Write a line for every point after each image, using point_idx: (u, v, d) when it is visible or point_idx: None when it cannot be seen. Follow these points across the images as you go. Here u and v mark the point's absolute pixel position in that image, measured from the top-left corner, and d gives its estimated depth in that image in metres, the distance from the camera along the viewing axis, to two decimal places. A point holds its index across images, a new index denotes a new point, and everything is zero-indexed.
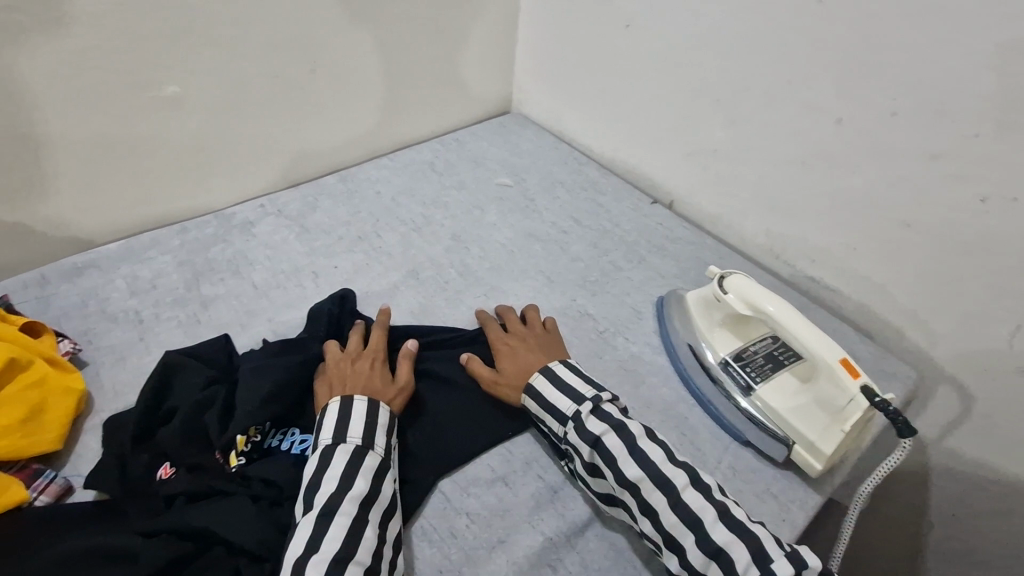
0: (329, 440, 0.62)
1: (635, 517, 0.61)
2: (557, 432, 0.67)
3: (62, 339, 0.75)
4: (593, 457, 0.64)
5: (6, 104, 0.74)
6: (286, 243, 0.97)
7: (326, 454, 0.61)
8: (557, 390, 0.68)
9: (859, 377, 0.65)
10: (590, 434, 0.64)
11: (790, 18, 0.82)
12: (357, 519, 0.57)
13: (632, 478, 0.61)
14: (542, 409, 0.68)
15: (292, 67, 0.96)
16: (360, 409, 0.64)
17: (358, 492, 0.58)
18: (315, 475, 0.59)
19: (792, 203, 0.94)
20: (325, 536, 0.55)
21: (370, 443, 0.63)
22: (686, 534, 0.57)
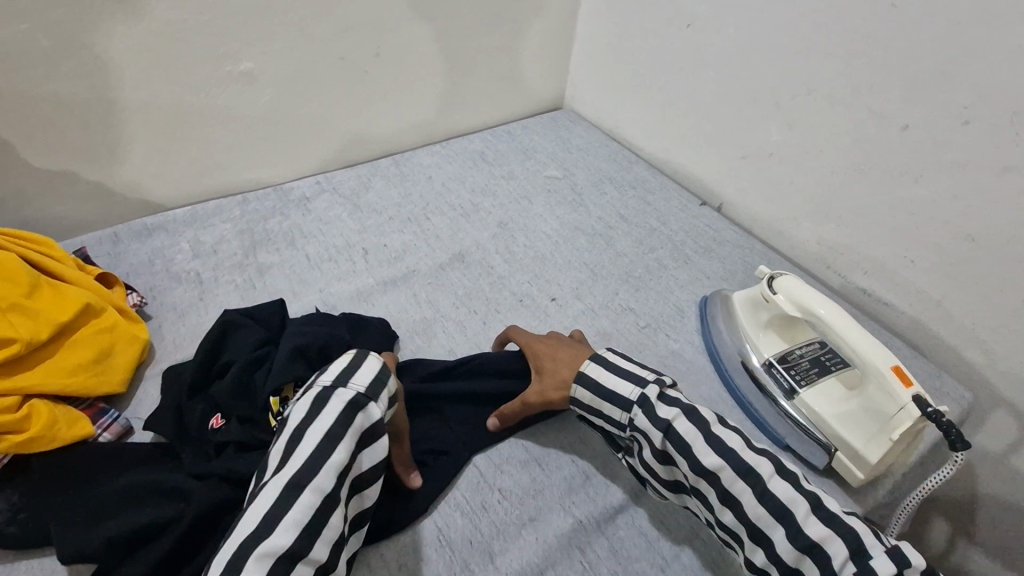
0: (328, 383, 0.56)
1: (715, 508, 0.58)
2: (620, 421, 0.65)
3: (132, 292, 0.80)
4: (665, 445, 0.61)
5: (97, 70, 0.79)
6: (339, 219, 1.00)
7: (319, 399, 0.55)
8: (617, 377, 0.66)
9: (912, 386, 0.62)
10: (662, 420, 0.61)
11: (860, 21, 0.80)
12: (329, 498, 0.51)
13: (712, 467, 0.57)
14: (598, 398, 0.66)
15: (358, 51, 1.00)
16: (370, 364, 0.58)
17: (335, 463, 0.52)
18: (300, 426, 0.54)
19: (850, 211, 0.91)
20: (288, 517, 0.49)
21: (375, 395, 0.56)
22: (776, 530, 0.54)
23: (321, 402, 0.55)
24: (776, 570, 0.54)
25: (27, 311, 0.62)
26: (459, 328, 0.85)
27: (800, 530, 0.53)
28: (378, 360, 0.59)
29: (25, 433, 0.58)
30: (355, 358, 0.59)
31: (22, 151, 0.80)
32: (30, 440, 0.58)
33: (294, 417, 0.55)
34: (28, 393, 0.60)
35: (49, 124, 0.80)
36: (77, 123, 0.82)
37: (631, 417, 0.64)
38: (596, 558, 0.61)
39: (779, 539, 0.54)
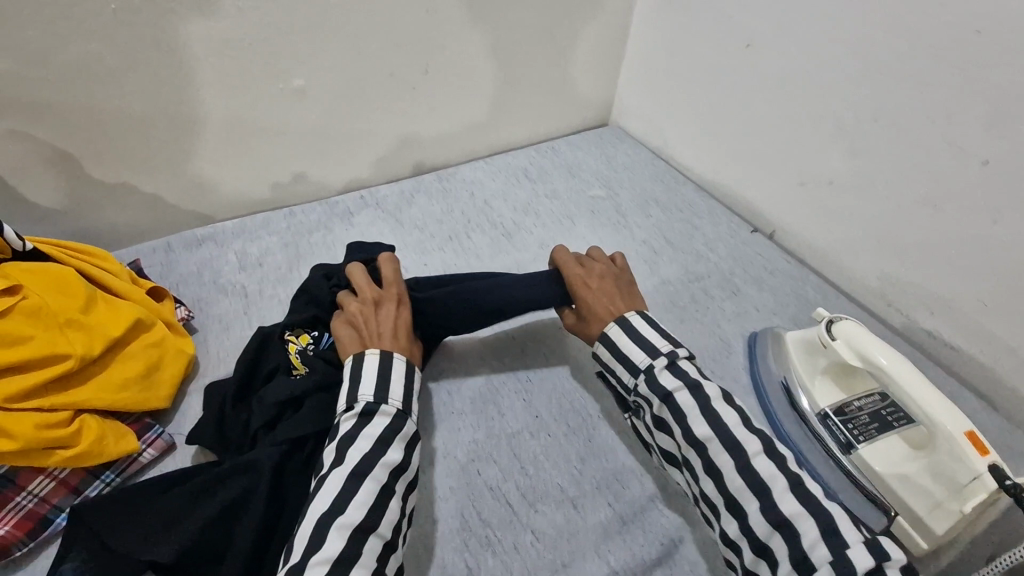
0: (371, 399, 0.61)
1: (699, 479, 0.58)
2: (627, 384, 0.66)
3: (180, 306, 0.81)
4: (662, 412, 0.61)
5: (158, 88, 0.81)
6: (382, 235, 1.00)
7: (365, 412, 0.60)
8: (632, 342, 0.65)
9: (989, 455, 0.57)
10: (662, 389, 0.61)
11: (943, 47, 0.75)
12: (386, 488, 0.56)
13: (700, 438, 0.58)
14: (614, 358, 0.66)
15: (408, 67, 0.99)
16: (399, 373, 0.63)
17: (392, 460, 0.57)
18: (351, 433, 0.59)
19: (917, 247, 0.85)
20: (354, 500, 0.54)
21: (409, 412, 0.62)
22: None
23: (366, 416, 0.60)
24: (745, 543, 0.54)
25: (82, 326, 0.63)
26: None
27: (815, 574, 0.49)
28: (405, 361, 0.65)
29: (74, 447, 0.59)
30: (384, 360, 0.63)
31: (83, 164, 0.83)
32: (79, 454, 0.59)
33: (344, 427, 0.59)
34: (78, 407, 0.61)
35: (110, 138, 0.82)
36: (136, 137, 0.84)
37: (635, 383, 0.64)
38: None
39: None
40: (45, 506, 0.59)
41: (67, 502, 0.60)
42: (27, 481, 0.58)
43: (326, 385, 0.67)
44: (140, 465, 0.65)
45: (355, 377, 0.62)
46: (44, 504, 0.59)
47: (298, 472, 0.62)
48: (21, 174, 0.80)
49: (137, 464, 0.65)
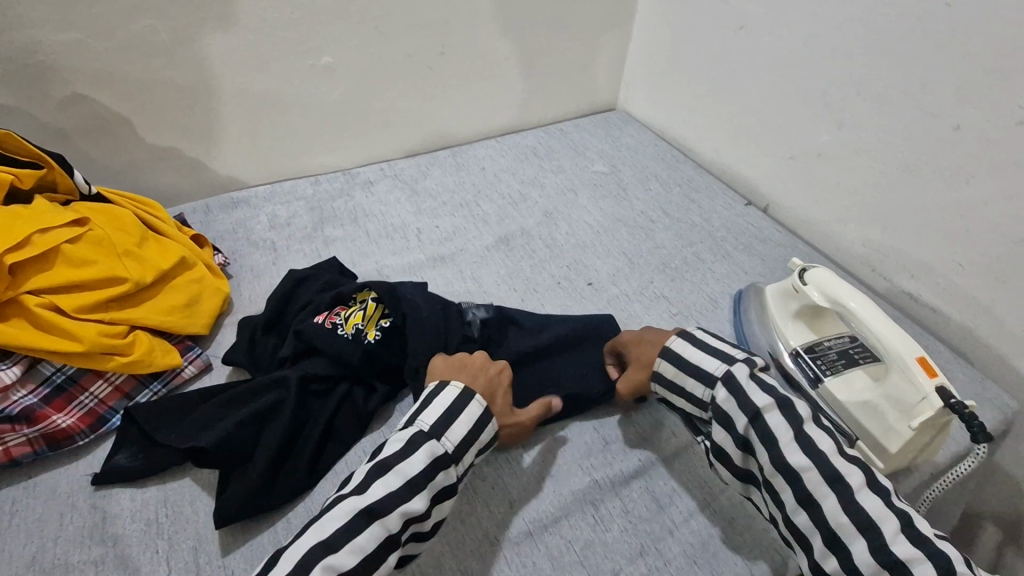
0: (426, 429, 0.60)
1: (789, 507, 0.57)
2: (702, 398, 0.65)
3: (217, 253, 0.91)
4: (748, 433, 0.60)
5: (204, 62, 0.92)
6: (398, 202, 1.09)
7: (412, 442, 0.59)
8: (705, 355, 0.66)
9: (937, 376, 0.62)
10: (750, 406, 0.60)
11: (913, 20, 0.81)
12: (392, 538, 0.54)
13: (797, 467, 0.56)
14: (682, 370, 0.67)
15: (425, 48, 1.09)
16: (467, 415, 0.62)
17: (412, 509, 0.55)
18: (390, 459, 0.58)
19: (900, 213, 0.90)
20: (353, 540, 0.52)
21: (458, 458, 0.60)
22: (827, 496, 0.55)
23: (414, 445, 0.59)
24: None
25: (138, 257, 0.73)
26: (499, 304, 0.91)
27: (852, 499, 0.54)
28: (479, 408, 0.63)
29: (128, 355, 0.69)
30: (457, 402, 0.62)
31: (137, 128, 0.94)
32: (132, 362, 0.69)
33: (390, 449, 0.59)
34: (132, 323, 0.71)
35: (161, 106, 0.93)
36: (182, 105, 0.95)
37: (714, 395, 0.64)
38: (609, 515, 0.65)
39: (829, 506, 0.54)
40: (103, 406, 0.68)
41: (121, 404, 0.70)
42: (89, 383, 0.68)
43: (341, 358, 0.71)
44: (183, 379, 0.74)
45: (427, 405, 0.62)
46: (103, 404, 0.68)
47: (320, 392, 0.71)
48: (84, 134, 0.91)
49: (180, 378, 0.74)
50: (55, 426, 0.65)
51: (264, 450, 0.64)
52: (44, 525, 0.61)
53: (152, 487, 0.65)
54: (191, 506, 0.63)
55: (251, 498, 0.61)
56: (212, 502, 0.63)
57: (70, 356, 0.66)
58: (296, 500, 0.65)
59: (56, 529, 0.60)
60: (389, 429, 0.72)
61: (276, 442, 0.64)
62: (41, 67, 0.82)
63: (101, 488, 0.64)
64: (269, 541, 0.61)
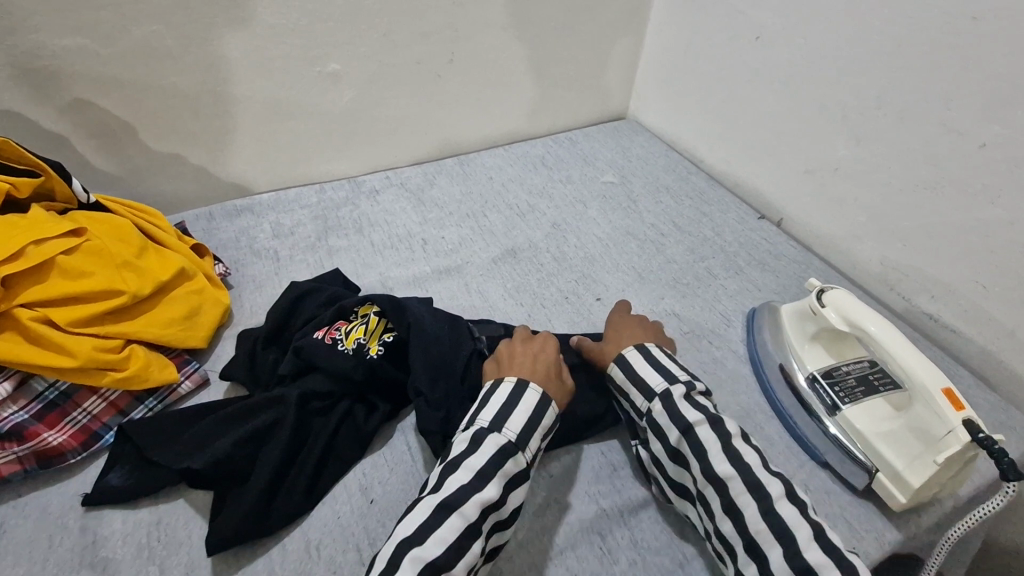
0: (486, 425, 0.61)
1: (715, 516, 0.57)
2: (639, 407, 0.66)
3: (218, 263, 0.89)
4: (680, 444, 0.61)
5: (209, 68, 0.90)
6: (403, 211, 1.07)
7: (475, 439, 0.60)
8: (650, 367, 0.67)
9: (964, 409, 0.59)
10: (683, 420, 0.61)
11: (936, 34, 0.78)
12: (472, 527, 0.53)
13: (722, 475, 0.57)
14: (628, 380, 0.68)
15: (433, 56, 1.07)
16: (524, 404, 0.62)
17: (487, 497, 0.55)
18: (457, 458, 0.59)
19: (920, 231, 0.87)
20: (435, 531, 0.52)
21: (523, 445, 0.60)
22: (749, 504, 0.55)
23: (476, 442, 0.59)
24: None
25: (136, 268, 0.71)
26: (506, 319, 0.89)
27: (772, 508, 0.55)
28: (537, 393, 0.63)
29: (124, 370, 0.67)
30: (514, 391, 0.63)
31: (141, 134, 0.92)
32: (127, 377, 0.67)
33: (456, 449, 0.60)
34: (128, 337, 0.69)
35: (165, 112, 0.92)
36: (187, 112, 0.93)
37: (649, 406, 0.65)
38: (616, 546, 0.63)
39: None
40: (96, 423, 0.66)
41: (115, 421, 0.68)
42: (83, 399, 0.66)
43: (338, 374, 0.68)
44: (179, 395, 0.72)
45: (483, 403, 0.63)
46: (96, 421, 0.66)
47: (320, 411, 0.68)
48: (87, 140, 0.89)
49: (176, 394, 0.72)
50: (46, 443, 0.63)
51: (260, 471, 0.62)
52: (33, 546, 0.59)
53: (144, 509, 0.62)
54: (183, 530, 0.61)
55: (247, 523, 0.59)
56: (206, 525, 0.61)
57: (63, 371, 0.64)
58: (293, 524, 0.62)
59: (45, 551, 0.58)
60: (390, 451, 0.70)
61: (273, 464, 0.62)
62: (44, 73, 0.81)
63: (92, 509, 0.62)
64: (263, 568, 0.59)
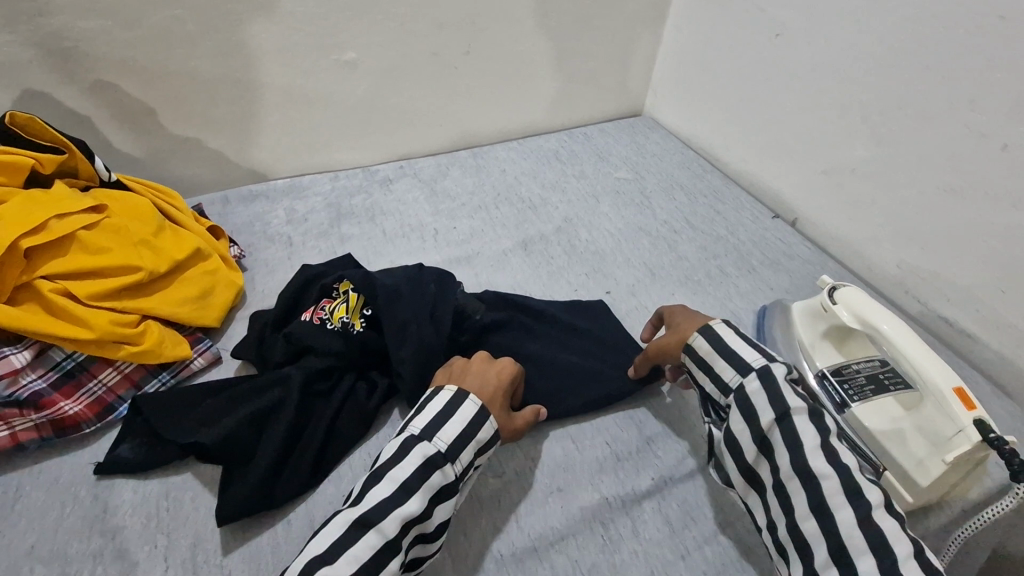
0: (417, 432, 0.58)
1: (797, 514, 0.53)
2: (728, 383, 0.61)
3: (233, 246, 0.90)
4: (772, 431, 0.56)
5: (230, 53, 0.92)
6: (416, 202, 1.08)
7: (403, 447, 0.57)
8: (745, 344, 0.63)
9: (975, 409, 0.59)
10: (782, 404, 0.56)
11: (960, 36, 0.77)
12: (390, 544, 0.51)
13: (818, 471, 0.53)
14: (715, 353, 0.63)
15: (451, 47, 1.07)
16: (462, 416, 0.59)
17: (408, 512, 0.52)
18: (382, 467, 0.55)
19: (937, 233, 0.86)
20: (351, 549, 0.50)
21: (453, 457, 0.57)
22: (843, 505, 0.51)
23: (406, 448, 0.56)
24: None
25: (153, 246, 0.73)
26: None
27: (870, 517, 0.50)
28: (475, 406, 0.60)
29: (139, 345, 0.68)
30: (453, 399, 0.60)
31: (162, 117, 0.94)
32: (142, 352, 0.68)
33: (385, 457, 0.57)
34: (144, 313, 0.70)
35: (187, 96, 0.93)
36: (207, 97, 0.95)
37: (742, 381, 0.60)
38: (617, 535, 0.63)
39: (848, 518, 0.50)
40: (111, 395, 0.68)
41: (129, 394, 0.69)
42: (99, 370, 0.68)
43: (340, 355, 0.70)
44: (191, 371, 0.73)
45: (420, 408, 0.61)
46: (110, 393, 0.68)
47: (323, 391, 0.69)
48: (109, 121, 0.91)
49: (188, 370, 0.73)
50: (62, 413, 0.65)
51: (265, 448, 0.63)
52: (45, 512, 0.60)
53: (154, 480, 0.64)
54: (191, 503, 0.62)
55: (253, 495, 0.60)
56: (214, 498, 0.62)
57: (80, 343, 0.66)
58: (298, 502, 0.63)
59: (57, 517, 0.60)
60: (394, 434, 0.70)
61: (277, 442, 0.63)
62: (70, 53, 0.83)
63: (104, 478, 0.64)
64: (267, 543, 0.60)
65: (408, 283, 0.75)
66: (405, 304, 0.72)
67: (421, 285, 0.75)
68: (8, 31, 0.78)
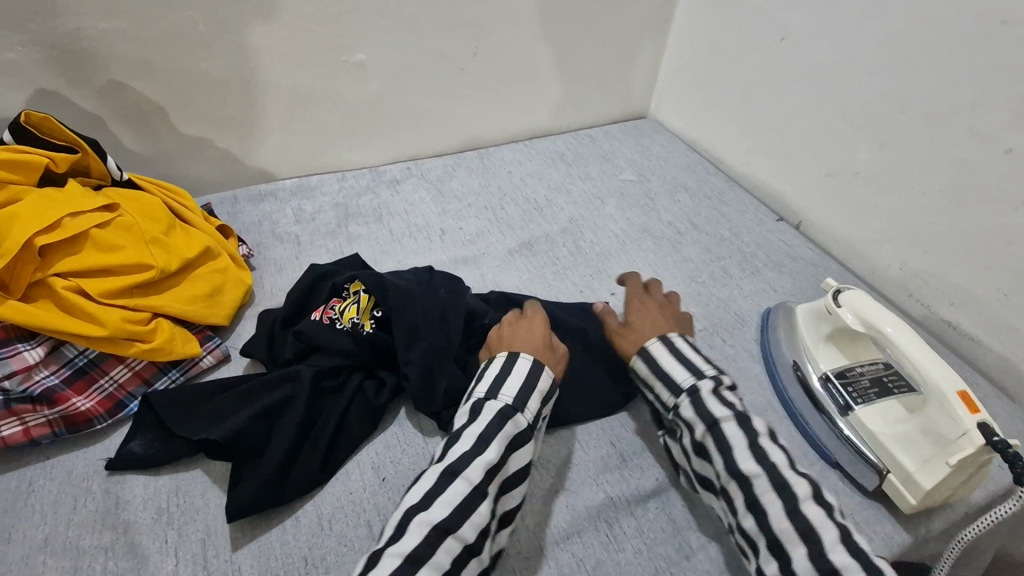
0: (483, 394, 0.63)
1: (737, 512, 0.56)
2: (667, 402, 0.65)
3: (242, 245, 0.91)
4: (705, 439, 0.60)
5: (239, 55, 0.93)
6: (423, 202, 1.09)
7: (474, 409, 0.61)
8: (676, 361, 0.66)
9: (978, 412, 0.60)
10: (710, 416, 0.60)
11: (965, 40, 0.77)
12: (477, 490, 0.55)
13: (747, 473, 0.56)
14: (653, 373, 0.67)
15: (458, 49, 1.08)
16: (520, 371, 0.64)
17: (488, 460, 0.56)
18: (459, 429, 0.60)
19: (940, 237, 0.87)
20: (442, 496, 0.54)
21: (521, 406, 0.62)
22: (772, 501, 0.54)
23: (476, 409, 0.61)
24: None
25: (164, 245, 0.74)
26: None
27: (797, 509, 0.53)
28: (530, 359, 0.65)
29: (150, 342, 0.69)
30: (508, 362, 0.65)
31: (171, 117, 0.95)
32: (152, 349, 0.69)
33: (458, 423, 0.61)
34: (155, 311, 0.71)
35: (196, 96, 0.94)
36: (216, 97, 0.96)
37: (677, 401, 0.64)
38: (622, 534, 0.63)
39: None
40: (122, 392, 0.69)
41: (139, 390, 0.70)
42: (110, 367, 0.69)
43: (351, 355, 0.71)
44: (200, 368, 0.74)
45: (480, 376, 0.65)
46: (122, 389, 0.69)
47: (332, 389, 0.70)
48: (119, 120, 0.92)
49: (197, 367, 0.74)
50: (74, 409, 0.65)
51: (276, 444, 0.64)
52: (58, 507, 0.61)
53: (165, 476, 0.65)
54: (201, 498, 0.63)
55: (263, 491, 0.61)
56: (224, 495, 0.63)
57: (93, 340, 0.67)
58: (307, 498, 0.64)
59: (69, 512, 0.61)
60: (401, 432, 0.71)
61: (287, 439, 0.64)
62: (81, 54, 0.83)
63: (116, 473, 0.64)
64: (277, 538, 0.60)
65: (419, 285, 0.76)
66: (415, 305, 0.73)
67: (431, 288, 0.76)
68: (22, 32, 0.79)
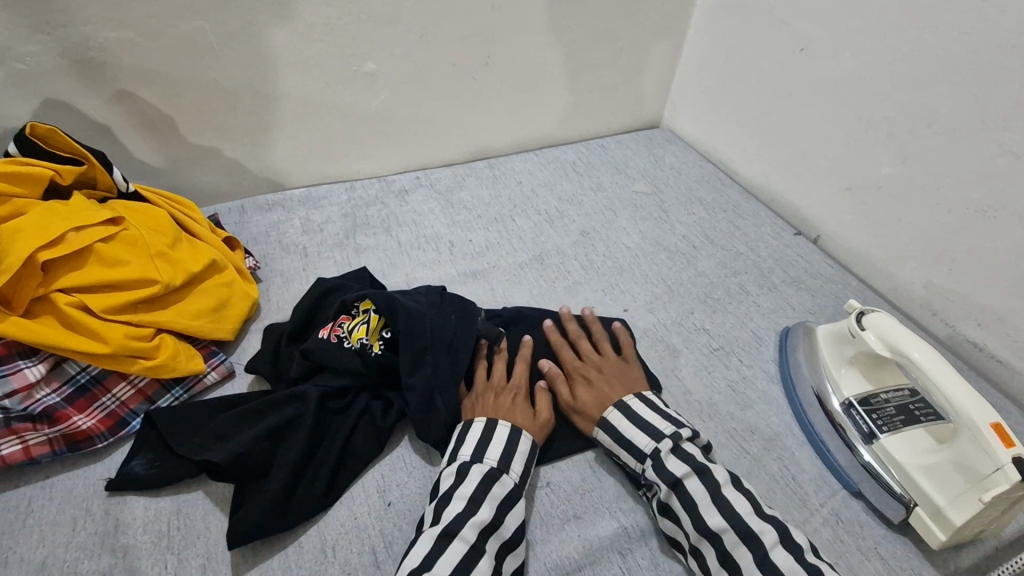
0: (468, 458, 0.62)
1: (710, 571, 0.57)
2: (635, 469, 0.65)
3: (249, 257, 0.90)
4: (669, 498, 0.60)
5: (249, 65, 0.92)
6: (432, 213, 1.07)
7: (459, 473, 0.61)
8: (635, 427, 0.66)
9: (1014, 446, 0.57)
10: (670, 474, 0.61)
11: (994, 54, 0.75)
12: (475, 549, 0.55)
13: (715, 528, 0.57)
14: (616, 444, 0.66)
15: (470, 57, 1.06)
16: (502, 435, 0.64)
17: (482, 519, 0.57)
18: (447, 490, 0.60)
19: (964, 256, 0.84)
20: (440, 557, 0.54)
21: (506, 467, 0.62)
22: (744, 554, 0.55)
23: (462, 470, 0.61)
24: None
25: (170, 259, 0.72)
26: None
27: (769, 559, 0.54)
28: (508, 427, 0.65)
29: (153, 359, 0.68)
30: (489, 425, 0.65)
31: (180, 127, 0.94)
32: (155, 366, 0.68)
33: (443, 485, 0.61)
34: (159, 326, 0.70)
35: (204, 106, 0.93)
36: (226, 107, 0.95)
37: (642, 468, 0.63)
38: (636, 567, 0.61)
39: None
40: (124, 409, 0.68)
41: (142, 408, 0.69)
42: (112, 384, 0.67)
43: (362, 376, 0.70)
44: (204, 385, 0.73)
45: (460, 439, 0.65)
46: (123, 407, 0.68)
47: (338, 409, 0.68)
48: (128, 130, 0.91)
49: (202, 384, 0.72)
50: (75, 427, 0.64)
51: (278, 470, 0.62)
52: (57, 529, 0.60)
53: (165, 497, 0.63)
54: (202, 522, 0.61)
55: (264, 518, 0.59)
56: (225, 519, 0.61)
57: (95, 357, 0.65)
58: (310, 523, 0.62)
59: (67, 534, 0.59)
60: (408, 454, 0.69)
61: (290, 466, 0.62)
62: (89, 64, 0.83)
63: (115, 495, 0.63)
64: (278, 566, 0.59)
65: (431, 304, 0.75)
66: (426, 327, 0.71)
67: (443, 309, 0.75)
68: (32, 41, 0.78)
